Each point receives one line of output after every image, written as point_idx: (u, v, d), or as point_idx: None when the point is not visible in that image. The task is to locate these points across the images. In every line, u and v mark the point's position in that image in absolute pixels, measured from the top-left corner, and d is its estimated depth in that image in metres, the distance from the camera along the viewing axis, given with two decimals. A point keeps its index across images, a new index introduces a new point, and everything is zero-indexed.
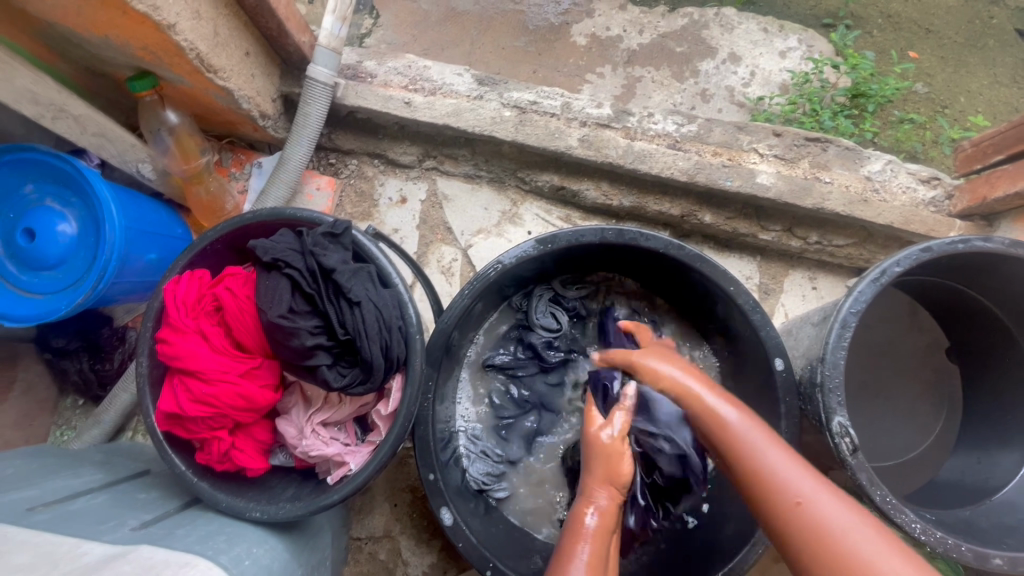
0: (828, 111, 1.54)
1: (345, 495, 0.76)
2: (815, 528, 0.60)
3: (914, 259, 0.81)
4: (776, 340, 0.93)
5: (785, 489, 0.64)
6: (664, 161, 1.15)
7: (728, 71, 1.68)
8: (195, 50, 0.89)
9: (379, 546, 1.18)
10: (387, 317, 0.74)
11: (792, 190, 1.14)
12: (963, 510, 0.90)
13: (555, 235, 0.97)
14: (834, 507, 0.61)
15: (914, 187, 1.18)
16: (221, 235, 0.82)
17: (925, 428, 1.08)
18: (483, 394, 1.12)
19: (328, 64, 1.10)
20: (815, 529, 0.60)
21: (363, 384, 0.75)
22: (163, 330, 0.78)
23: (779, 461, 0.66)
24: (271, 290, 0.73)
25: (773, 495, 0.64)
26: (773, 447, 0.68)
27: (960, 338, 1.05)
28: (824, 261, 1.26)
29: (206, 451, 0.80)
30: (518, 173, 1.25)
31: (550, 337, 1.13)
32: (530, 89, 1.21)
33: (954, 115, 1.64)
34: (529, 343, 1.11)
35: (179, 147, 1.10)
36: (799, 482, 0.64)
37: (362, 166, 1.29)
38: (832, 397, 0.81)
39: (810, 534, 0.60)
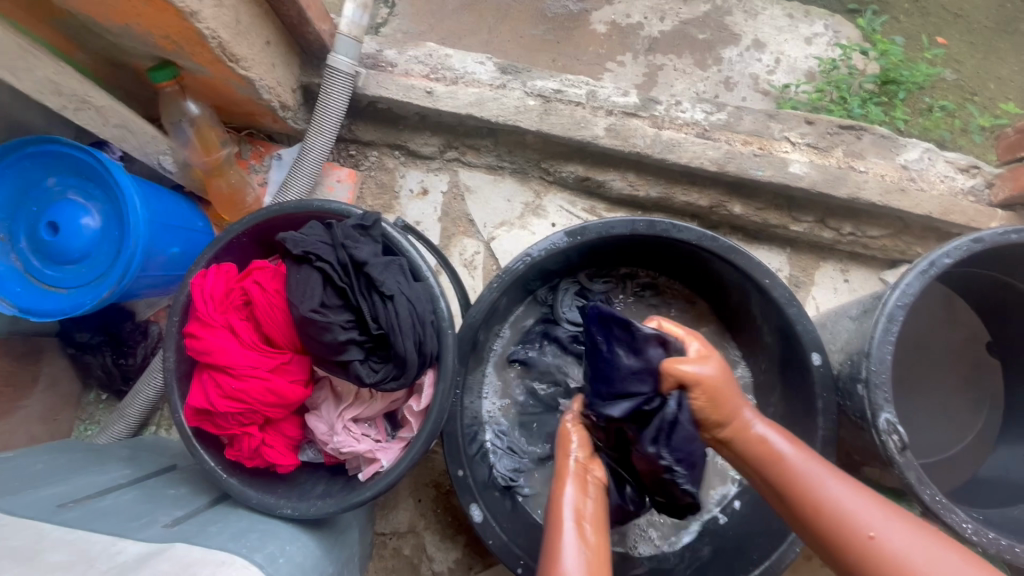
0: (857, 99, 1.50)
1: (377, 492, 0.75)
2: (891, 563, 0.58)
3: (964, 250, 0.78)
4: (813, 334, 0.91)
5: (855, 522, 0.61)
6: (693, 150, 1.12)
7: (752, 58, 1.64)
8: (218, 38, 0.87)
9: (404, 542, 1.17)
10: (420, 311, 0.72)
11: (826, 179, 1.10)
12: (1012, 509, 0.87)
13: (585, 226, 0.94)
14: (908, 540, 0.59)
15: (951, 176, 1.15)
16: (248, 228, 0.81)
17: (964, 424, 1.04)
18: (509, 389, 1.11)
19: (349, 52, 1.08)
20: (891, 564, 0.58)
21: (395, 379, 0.73)
22: (191, 324, 0.77)
23: (844, 495, 0.64)
24: (302, 283, 0.71)
25: (844, 531, 0.62)
26: (835, 479, 0.66)
27: (1002, 331, 1.02)
28: (857, 252, 1.22)
29: (236, 447, 0.78)
30: (541, 164, 1.22)
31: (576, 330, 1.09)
32: (555, 77, 1.18)
33: (985, 102, 1.59)
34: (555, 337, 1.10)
35: (200, 138, 1.09)
36: (867, 513, 0.62)
37: (382, 157, 1.27)
38: (878, 393, 0.78)
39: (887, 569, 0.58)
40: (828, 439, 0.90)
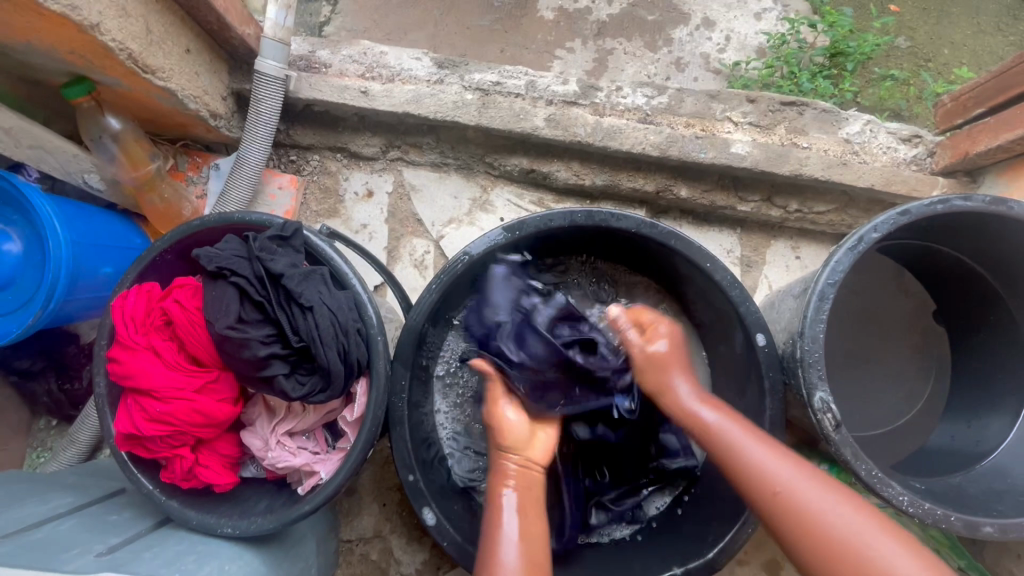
0: (806, 73, 1.49)
1: (316, 504, 0.74)
2: (826, 546, 0.62)
3: (892, 223, 0.78)
4: (755, 315, 0.90)
5: (771, 481, 0.67)
6: (635, 136, 1.11)
7: (702, 37, 1.62)
8: (126, 50, 0.84)
9: (370, 547, 1.16)
10: (343, 319, 0.70)
11: (769, 157, 1.10)
12: (955, 477, 0.88)
13: (522, 221, 0.93)
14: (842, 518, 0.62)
15: (894, 146, 1.14)
16: (170, 245, 0.78)
17: (914, 393, 1.05)
18: (469, 387, 1.09)
19: (276, 56, 1.05)
20: (825, 547, 0.62)
21: (324, 391, 0.72)
22: (113, 348, 0.75)
23: (763, 457, 0.70)
24: (218, 300, 0.70)
25: (760, 495, 0.68)
26: (753, 440, 0.72)
27: (948, 299, 1.02)
28: (807, 228, 1.22)
29: (171, 469, 0.77)
30: (486, 159, 1.20)
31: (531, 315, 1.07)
32: (493, 69, 1.16)
33: (936, 68, 1.59)
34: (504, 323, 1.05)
35: (126, 154, 1.06)
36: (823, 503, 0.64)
37: (324, 161, 1.24)
38: (813, 372, 0.78)
39: (822, 551, 0.62)
40: (774, 419, 0.90)
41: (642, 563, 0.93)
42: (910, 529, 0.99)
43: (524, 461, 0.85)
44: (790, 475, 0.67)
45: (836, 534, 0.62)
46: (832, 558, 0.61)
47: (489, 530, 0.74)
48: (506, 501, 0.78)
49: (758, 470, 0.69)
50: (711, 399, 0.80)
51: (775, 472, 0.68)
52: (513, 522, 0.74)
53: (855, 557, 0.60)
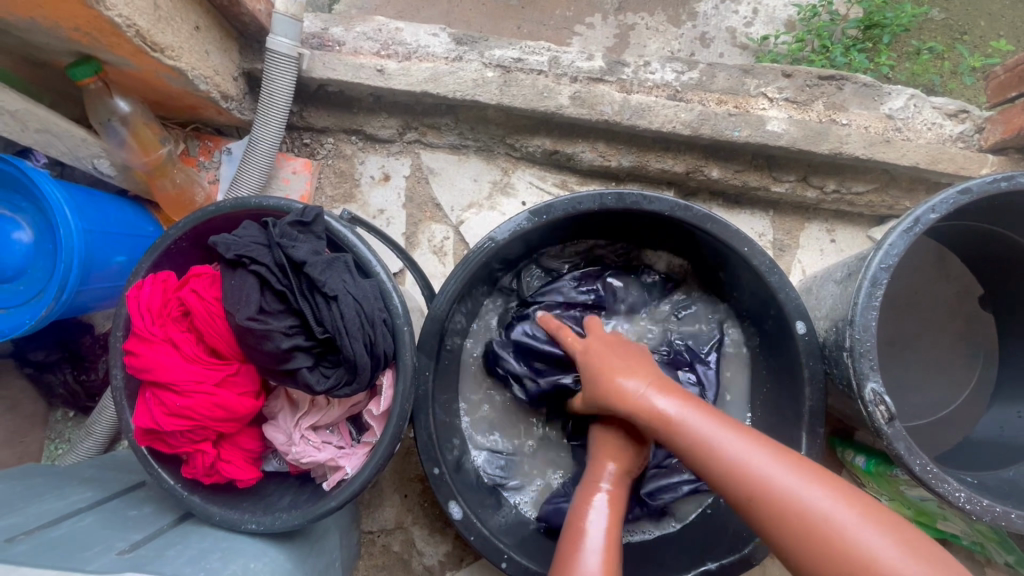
0: (840, 47, 1.42)
1: (343, 501, 0.71)
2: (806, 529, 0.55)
3: (952, 203, 0.72)
4: (796, 302, 0.86)
5: (744, 480, 0.60)
6: (665, 114, 1.05)
7: (729, 10, 1.54)
8: (134, 27, 0.79)
9: (393, 538, 1.14)
10: (368, 309, 0.67)
11: (807, 135, 1.04)
12: (1007, 471, 0.84)
13: (550, 204, 0.88)
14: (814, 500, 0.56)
15: (939, 122, 1.08)
16: (185, 232, 0.75)
17: (958, 382, 1.00)
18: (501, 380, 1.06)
19: (288, 33, 1.00)
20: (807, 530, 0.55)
21: (349, 385, 0.68)
22: (130, 340, 0.72)
23: (739, 448, 0.62)
24: (237, 290, 0.66)
25: (735, 494, 0.60)
26: (723, 429, 0.64)
27: (996, 284, 0.97)
28: (843, 210, 1.17)
29: (191, 464, 0.75)
30: (507, 140, 1.15)
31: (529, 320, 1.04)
32: (514, 45, 1.10)
33: (975, 41, 1.50)
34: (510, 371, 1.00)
35: (136, 138, 1.02)
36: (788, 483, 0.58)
37: (339, 144, 1.20)
38: (863, 362, 0.74)
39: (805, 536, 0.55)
40: (816, 410, 0.86)
41: (676, 559, 0.90)
42: (952, 522, 0.96)
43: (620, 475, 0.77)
44: (760, 465, 0.60)
45: (816, 518, 0.55)
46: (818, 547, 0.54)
47: (574, 530, 0.71)
48: (595, 504, 0.74)
49: (729, 463, 0.61)
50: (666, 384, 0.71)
51: (751, 461, 0.61)
52: (598, 536, 0.69)
53: (833, 545, 0.53)
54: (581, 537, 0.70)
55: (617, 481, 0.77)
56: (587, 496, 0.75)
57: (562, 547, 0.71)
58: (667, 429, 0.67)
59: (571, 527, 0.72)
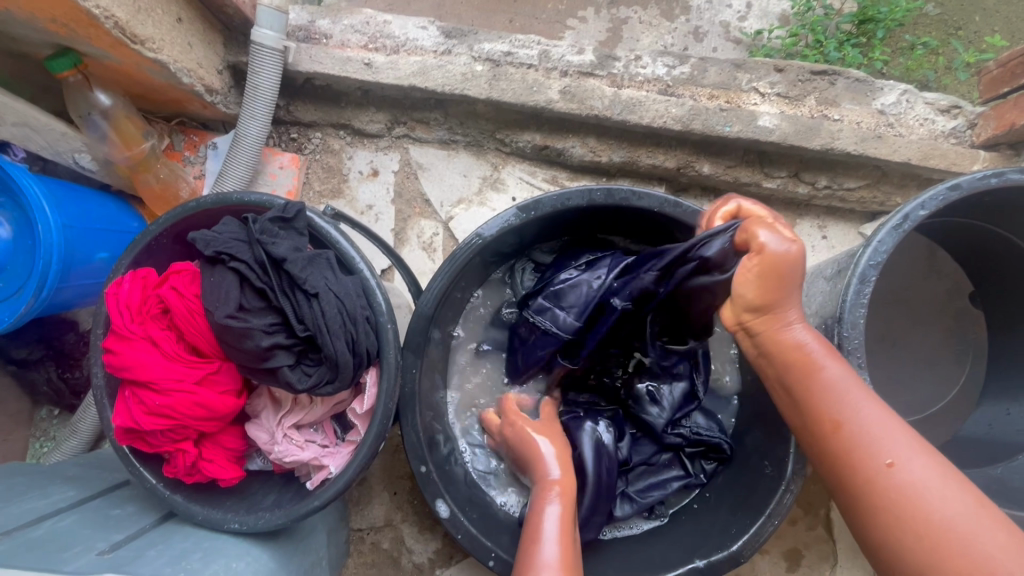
0: (833, 41, 1.41)
1: (327, 500, 0.71)
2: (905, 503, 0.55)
3: (941, 199, 0.72)
4: (786, 299, 0.85)
5: (883, 448, 0.58)
6: (656, 108, 1.04)
7: (722, 4, 1.53)
8: (112, 18, 0.78)
9: (382, 536, 1.14)
10: (351, 307, 0.66)
11: (798, 131, 1.03)
12: (994, 468, 0.84)
13: (538, 200, 0.87)
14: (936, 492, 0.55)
15: (931, 118, 1.07)
16: (165, 228, 0.73)
17: (946, 379, 1.00)
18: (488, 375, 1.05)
19: (274, 25, 0.98)
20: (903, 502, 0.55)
21: (331, 383, 0.68)
22: (108, 338, 0.71)
23: (878, 421, 0.60)
24: (216, 287, 0.65)
25: (863, 460, 0.59)
26: (867, 401, 0.61)
27: (986, 281, 0.97)
28: (834, 206, 1.16)
29: (173, 463, 0.74)
30: (497, 135, 1.14)
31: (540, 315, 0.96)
32: (503, 39, 1.09)
33: (969, 36, 1.50)
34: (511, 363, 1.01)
35: (117, 132, 1.00)
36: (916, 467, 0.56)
37: (327, 139, 1.18)
38: (851, 359, 0.73)
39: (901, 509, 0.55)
40: None
41: (663, 556, 0.90)
42: None
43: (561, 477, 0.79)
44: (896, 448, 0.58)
45: (930, 512, 0.54)
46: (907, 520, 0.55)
47: (533, 525, 0.72)
48: (549, 497, 0.75)
49: (861, 432, 0.60)
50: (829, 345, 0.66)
51: (886, 439, 0.58)
52: (553, 528, 0.71)
53: (950, 549, 0.52)
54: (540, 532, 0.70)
55: (562, 469, 0.80)
56: (544, 492, 0.76)
57: (525, 545, 0.70)
58: (802, 376, 0.64)
59: (531, 523, 0.73)
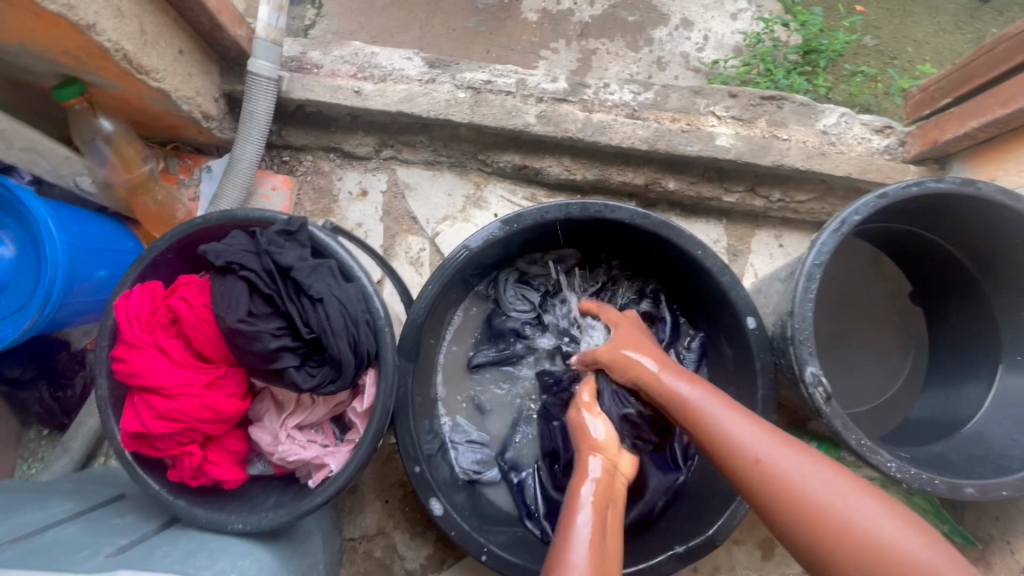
0: (782, 70, 1.56)
1: (328, 496, 0.75)
2: (780, 483, 0.60)
3: (872, 206, 0.82)
4: (746, 299, 0.94)
5: (773, 469, 0.61)
6: (624, 131, 1.14)
7: (682, 37, 1.67)
8: (121, 51, 0.84)
9: (374, 544, 1.16)
10: (352, 311, 0.72)
11: (751, 149, 1.14)
12: (936, 445, 0.93)
13: (520, 214, 0.95)
14: (819, 475, 0.60)
15: (868, 137, 1.20)
16: (171, 243, 0.78)
17: (894, 371, 1.10)
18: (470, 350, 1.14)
19: (269, 57, 1.06)
20: (780, 485, 0.60)
21: (334, 382, 0.73)
22: (118, 347, 0.75)
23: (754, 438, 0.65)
24: (227, 294, 0.70)
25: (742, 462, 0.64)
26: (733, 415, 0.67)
27: (923, 280, 1.08)
28: (788, 218, 1.27)
29: (178, 467, 0.77)
30: (478, 156, 1.22)
31: (506, 312, 1.13)
32: (483, 68, 1.19)
33: (903, 64, 1.66)
34: (484, 359, 1.12)
35: (118, 156, 1.05)
36: (786, 459, 0.62)
37: (317, 161, 1.25)
38: (803, 348, 0.81)
39: (779, 492, 0.60)
40: (768, 398, 0.93)
41: (645, 547, 0.95)
42: (896, 498, 1.03)
43: (613, 470, 0.74)
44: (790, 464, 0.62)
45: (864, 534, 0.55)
46: (817, 519, 0.57)
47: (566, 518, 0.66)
48: (589, 471, 0.72)
49: (736, 446, 0.65)
50: (696, 379, 0.73)
51: (787, 471, 0.61)
52: (586, 512, 0.66)
53: (844, 526, 0.56)
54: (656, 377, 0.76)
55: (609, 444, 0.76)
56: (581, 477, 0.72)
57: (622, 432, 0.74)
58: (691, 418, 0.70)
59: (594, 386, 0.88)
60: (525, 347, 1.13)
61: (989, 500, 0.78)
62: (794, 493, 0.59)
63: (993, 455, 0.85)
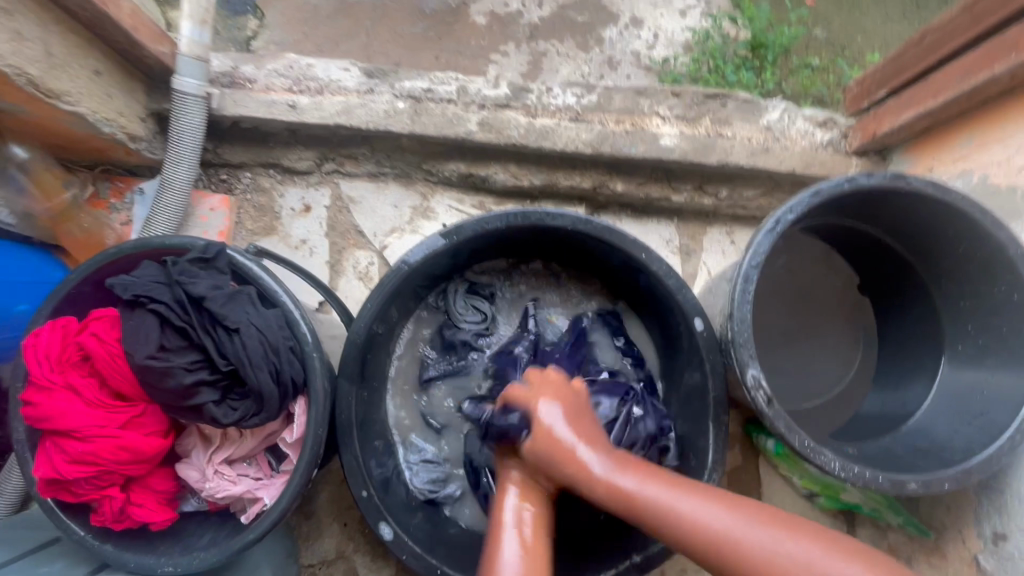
0: (731, 65, 1.56)
1: (261, 532, 0.72)
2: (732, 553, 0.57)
3: (806, 204, 0.82)
4: (692, 302, 0.93)
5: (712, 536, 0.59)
6: (567, 135, 1.13)
7: (632, 35, 1.66)
8: (24, 75, 0.80)
9: (334, 569, 1.13)
10: (273, 339, 0.69)
11: (696, 148, 1.14)
12: (883, 439, 0.94)
13: (459, 226, 0.93)
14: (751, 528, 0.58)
15: (811, 131, 1.20)
16: (85, 277, 0.75)
17: (847, 364, 1.10)
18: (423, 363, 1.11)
19: (194, 74, 1.02)
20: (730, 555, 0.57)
21: (257, 415, 0.70)
22: (27, 391, 0.71)
23: (697, 508, 0.61)
24: (136, 329, 0.67)
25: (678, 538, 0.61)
26: (666, 488, 0.63)
27: (870, 272, 1.08)
28: (739, 214, 1.27)
29: (100, 511, 0.73)
30: (423, 166, 1.20)
31: (457, 323, 1.10)
32: (423, 77, 1.16)
33: (852, 55, 1.67)
34: (437, 373, 1.09)
35: (36, 184, 1.01)
36: (692, 509, 0.61)
37: (257, 178, 1.21)
38: (744, 351, 0.81)
39: (732, 558, 0.57)
40: (718, 402, 0.92)
41: (603, 559, 0.93)
42: (852, 491, 1.03)
43: (538, 491, 0.73)
44: (734, 521, 0.59)
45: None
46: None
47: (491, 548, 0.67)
48: (510, 509, 0.71)
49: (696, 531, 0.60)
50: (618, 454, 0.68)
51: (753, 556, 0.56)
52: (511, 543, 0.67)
53: None
54: (588, 467, 0.66)
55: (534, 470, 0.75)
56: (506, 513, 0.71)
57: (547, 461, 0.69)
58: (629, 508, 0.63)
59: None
60: (478, 358, 1.11)
61: (931, 494, 0.78)
62: (740, 563, 0.57)
63: (937, 448, 0.86)
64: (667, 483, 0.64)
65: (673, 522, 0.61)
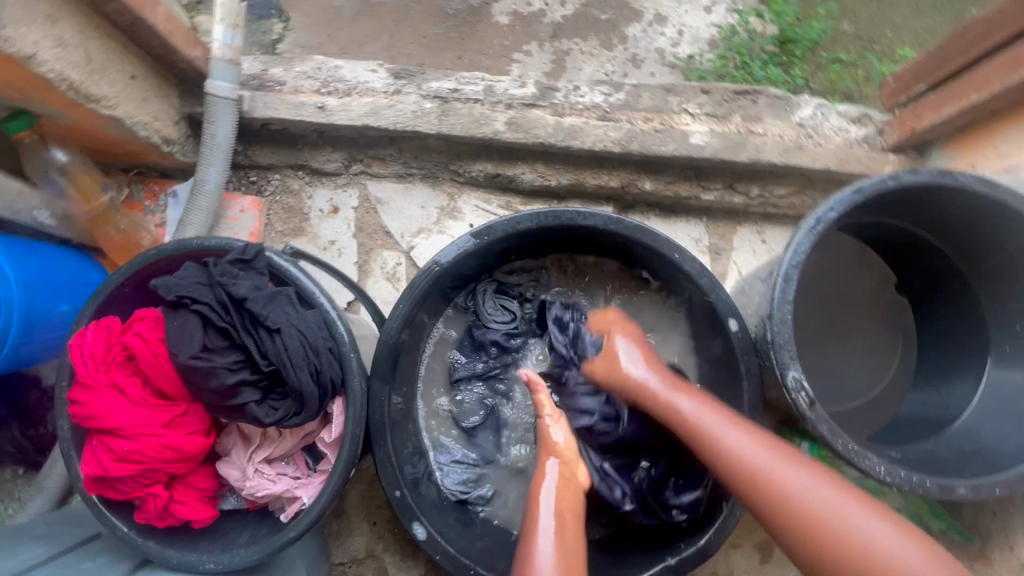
0: (758, 61, 1.53)
1: (301, 530, 0.72)
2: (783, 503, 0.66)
3: (847, 202, 0.80)
4: (727, 302, 0.91)
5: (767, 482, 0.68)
6: (595, 134, 1.12)
7: (656, 33, 1.64)
8: (67, 81, 0.81)
9: (364, 567, 1.14)
10: (313, 339, 0.69)
11: (726, 146, 1.12)
12: (926, 442, 0.91)
13: (490, 226, 0.92)
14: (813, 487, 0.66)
15: (845, 128, 1.17)
16: (128, 278, 0.76)
17: (884, 365, 1.07)
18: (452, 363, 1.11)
19: (227, 77, 1.03)
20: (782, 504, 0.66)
21: (298, 414, 0.71)
22: (74, 390, 0.72)
23: (745, 446, 0.72)
24: (180, 330, 0.68)
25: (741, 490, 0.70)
26: (730, 427, 0.74)
27: (908, 271, 1.05)
28: (770, 213, 1.24)
29: (144, 509, 0.75)
30: (450, 166, 1.20)
31: (486, 323, 1.10)
32: (449, 78, 1.16)
33: (883, 49, 1.63)
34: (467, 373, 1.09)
35: (76, 187, 1.02)
36: (762, 460, 0.70)
37: (286, 179, 1.22)
38: (784, 352, 0.79)
39: (779, 509, 0.66)
40: (754, 403, 0.90)
41: (637, 561, 0.93)
42: None
43: (568, 476, 0.86)
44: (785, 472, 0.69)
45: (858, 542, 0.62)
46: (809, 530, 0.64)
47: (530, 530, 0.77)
48: (545, 486, 0.84)
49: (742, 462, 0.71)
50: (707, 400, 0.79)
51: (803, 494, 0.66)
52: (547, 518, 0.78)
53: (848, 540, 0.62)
54: (652, 392, 0.82)
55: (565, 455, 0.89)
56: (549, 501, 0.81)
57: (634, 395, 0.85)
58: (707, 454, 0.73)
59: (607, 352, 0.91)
60: (507, 358, 1.11)
61: (981, 499, 0.76)
62: (779, 512, 0.66)
63: (985, 452, 0.84)
64: (741, 428, 0.74)
65: (729, 455, 0.72)
